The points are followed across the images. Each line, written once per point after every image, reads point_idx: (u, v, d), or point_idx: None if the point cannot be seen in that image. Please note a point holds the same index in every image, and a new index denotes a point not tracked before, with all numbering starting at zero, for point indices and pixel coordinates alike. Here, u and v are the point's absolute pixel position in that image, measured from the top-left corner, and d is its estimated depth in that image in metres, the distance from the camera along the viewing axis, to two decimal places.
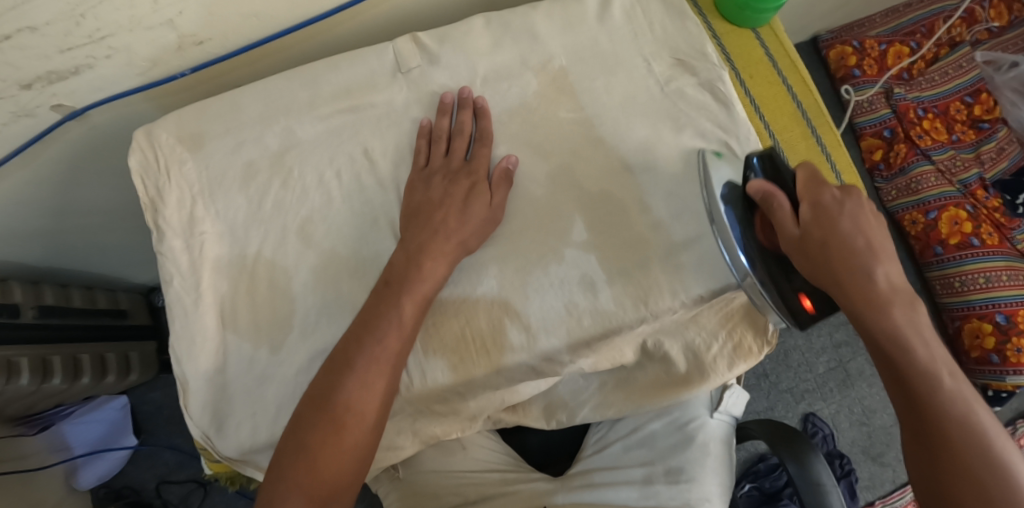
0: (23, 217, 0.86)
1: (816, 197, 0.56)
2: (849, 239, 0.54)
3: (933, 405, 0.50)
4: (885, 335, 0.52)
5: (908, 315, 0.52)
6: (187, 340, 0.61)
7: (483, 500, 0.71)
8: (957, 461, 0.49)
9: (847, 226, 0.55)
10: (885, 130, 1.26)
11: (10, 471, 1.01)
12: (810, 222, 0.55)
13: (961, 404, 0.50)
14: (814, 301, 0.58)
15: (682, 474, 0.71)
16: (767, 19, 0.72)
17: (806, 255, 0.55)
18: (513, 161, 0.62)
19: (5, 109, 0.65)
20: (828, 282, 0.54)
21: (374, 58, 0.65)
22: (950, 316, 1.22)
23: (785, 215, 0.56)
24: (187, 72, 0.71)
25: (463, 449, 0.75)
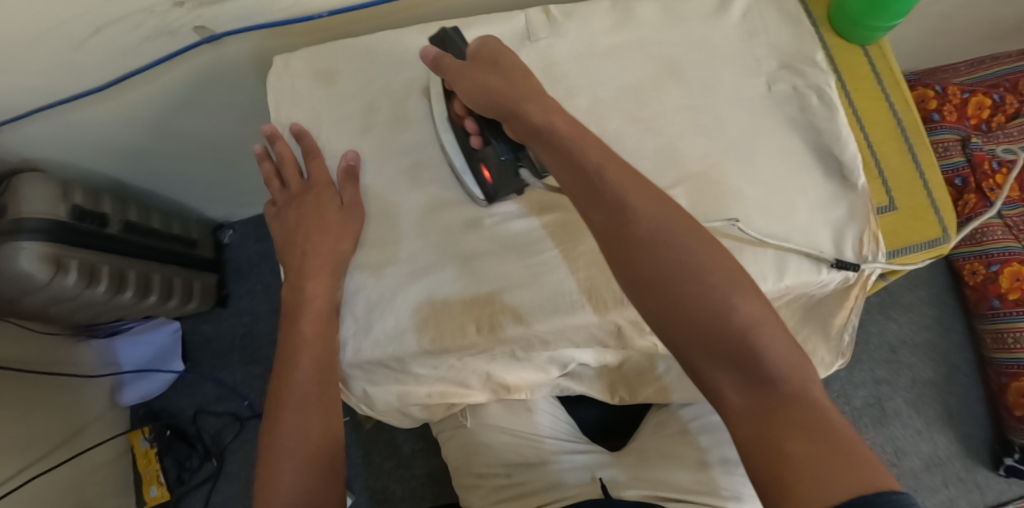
0: (127, 131, 0.91)
1: (481, 46, 0.62)
2: (577, 158, 0.55)
3: (684, 303, 0.48)
4: (652, 268, 0.50)
5: (604, 156, 0.55)
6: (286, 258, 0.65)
7: (542, 463, 0.73)
8: (727, 363, 0.47)
9: (504, 62, 0.61)
10: (958, 178, 1.24)
11: (54, 374, 1.05)
12: (483, 57, 0.61)
13: (725, 298, 0.48)
14: (495, 172, 0.62)
15: (737, 467, 0.71)
16: (879, 36, 0.72)
17: (488, 97, 0.59)
18: (352, 158, 0.65)
19: (153, 23, 0.71)
20: (499, 102, 0.59)
21: (505, 24, 0.69)
22: (998, 371, 1.22)
23: (454, 70, 0.61)
24: (324, 15, 0.76)
25: (529, 411, 0.76)
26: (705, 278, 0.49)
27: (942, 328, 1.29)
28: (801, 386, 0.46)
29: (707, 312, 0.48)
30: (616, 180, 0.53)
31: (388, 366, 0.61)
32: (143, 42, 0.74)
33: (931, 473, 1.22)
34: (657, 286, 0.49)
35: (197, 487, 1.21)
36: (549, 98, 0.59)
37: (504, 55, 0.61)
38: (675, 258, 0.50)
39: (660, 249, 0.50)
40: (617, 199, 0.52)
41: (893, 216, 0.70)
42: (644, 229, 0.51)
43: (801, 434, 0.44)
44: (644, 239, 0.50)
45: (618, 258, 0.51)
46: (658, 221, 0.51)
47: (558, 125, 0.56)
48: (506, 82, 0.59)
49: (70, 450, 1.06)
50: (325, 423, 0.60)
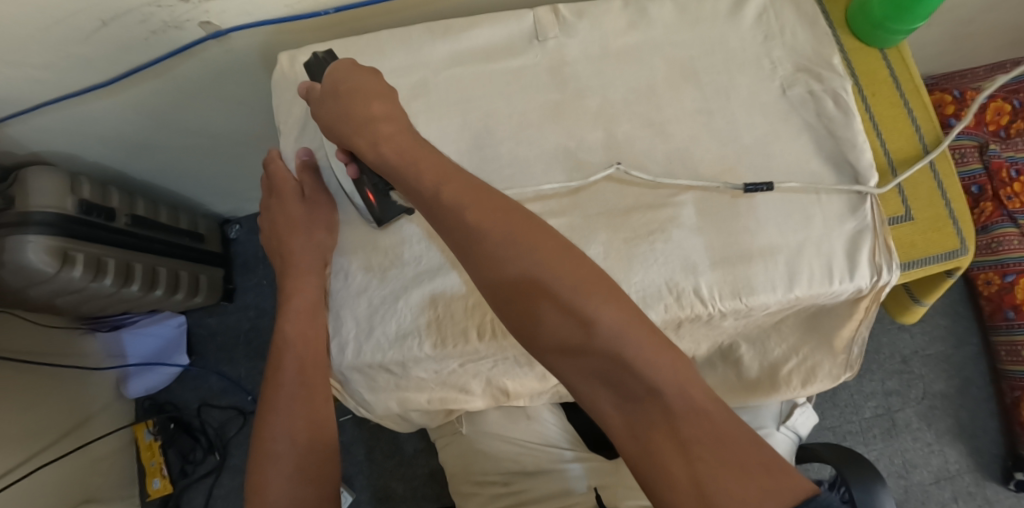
0: (135, 125, 0.91)
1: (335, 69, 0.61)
2: (421, 180, 0.55)
3: (545, 328, 0.49)
4: (514, 295, 0.50)
5: (451, 175, 0.55)
6: (277, 260, 0.69)
7: (540, 471, 0.73)
8: (598, 378, 0.49)
9: (359, 81, 0.59)
10: (974, 186, 1.22)
11: (60, 366, 1.06)
12: (327, 85, 0.60)
13: (585, 315, 0.48)
14: (378, 195, 0.62)
15: None
16: (898, 40, 0.70)
17: (335, 131, 0.59)
18: (307, 152, 0.67)
19: (160, 17, 0.71)
20: (343, 136, 0.58)
21: (514, 23, 0.68)
22: (1011, 385, 1.19)
23: (315, 100, 0.60)
24: (331, 11, 0.75)
25: (527, 419, 0.76)
26: (563, 297, 0.49)
27: (955, 339, 1.27)
28: (675, 388, 0.47)
29: (567, 334, 0.49)
30: (455, 197, 0.53)
31: (390, 371, 0.61)
32: (151, 36, 0.73)
33: (939, 485, 1.20)
34: (522, 313, 0.50)
35: (200, 480, 1.22)
36: (397, 121, 0.58)
37: (354, 76, 0.59)
38: (524, 274, 0.50)
39: (515, 273, 0.50)
40: (461, 220, 0.52)
41: (911, 226, 0.68)
42: (501, 255, 0.51)
43: (672, 440, 0.46)
44: (495, 257, 0.51)
45: (484, 285, 0.52)
46: (503, 234, 0.51)
47: (386, 157, 0.56)
48: (349, 111, 0.58)
49: (75, 441, 1.07)
50: (310, 422, 0.65)
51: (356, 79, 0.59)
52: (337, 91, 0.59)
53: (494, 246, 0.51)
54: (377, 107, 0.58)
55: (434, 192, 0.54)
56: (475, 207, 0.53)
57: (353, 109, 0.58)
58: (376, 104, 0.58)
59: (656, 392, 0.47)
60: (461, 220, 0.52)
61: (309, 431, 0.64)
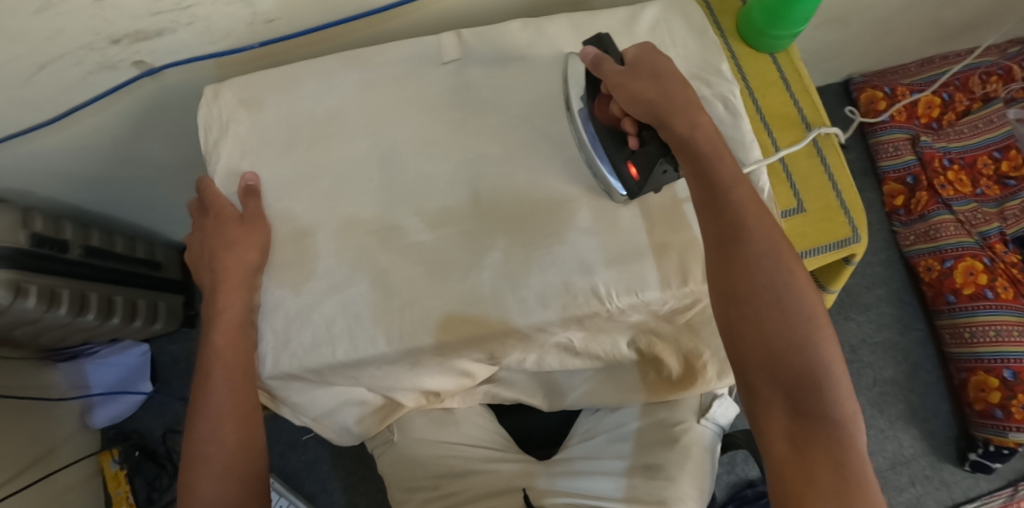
0: (86, 159, 0.95)
1: (641, 50, 0.63)
2: (710, 170, 0.58)
3: (774, 328, 0.54)
4: (756, 291, 0.55)
5: (735, 177, 0.58)
6: (202, 275, 0.69)
7: (466, 472, 0.76)
8: (791, 390, 0.53)
9: (664, 66, 0.62)
10: (909, 177, 1.27)
11: (21, 397, 1.08)
12: (637, 66, 0.62)
13: (813, 337, 0.54)
14: (641, 169, 0.62)
15: (661, 472, 0.72)
16: (784, 45, 0.75)
17: (642, 107, 0.60)
18: (252, 177, 0.69)
19: (93, 59, 0.74)
20: (659, 109, 0.60)
21: (419, 47, 0.72)
22: (958, 367, 1.22)
23: (614, 70, 0.62)
24: (256, 45, 0.79)
25: (455, 423, 0.81)
26: (806, 315, 0.54)
27: (902, 326, 1.29)
28: (849, 431, 0.52)
29: (790, 340, 0.54)
30: (739, 202, 0.57)
31: (307, 378, 0.64)
32: (86, 77, 0.77)
33: (896, 470, 1.22)
34: (756, 307, 0.55)
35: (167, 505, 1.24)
36: (698, 107, 0.61)
37: (663, 64, 0.62)
38: (774, 284, 0.55)
39: (767, 277, 0.55)
40: (736, 220, 0.57)
41: (803, 218, 0.71)
42: (757, 257, 0.56)
43: (832, 467, 0.51)
44: (754, 260, 0.56)
45: (726, 272, 0.56)
46: (775, 248, 0.56)
47: (698, 142, 0.59)
48: (668, 95, 0.60)
49: (38, 472, 1.08)
50: (241, 429, 0.64)
51: (663, 65, 0.62)
52: (656, 69, 0.62)
53: (753, 250, 0.56)
54: (690, 96, 0.61)
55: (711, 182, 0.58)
56: (748, 210, 0.57)
57: (662, 90, 0.61)
58: (686, 92, 0.61)
59: (832, 423, 0.52)
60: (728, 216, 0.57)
61: (238, 433, 0.63)
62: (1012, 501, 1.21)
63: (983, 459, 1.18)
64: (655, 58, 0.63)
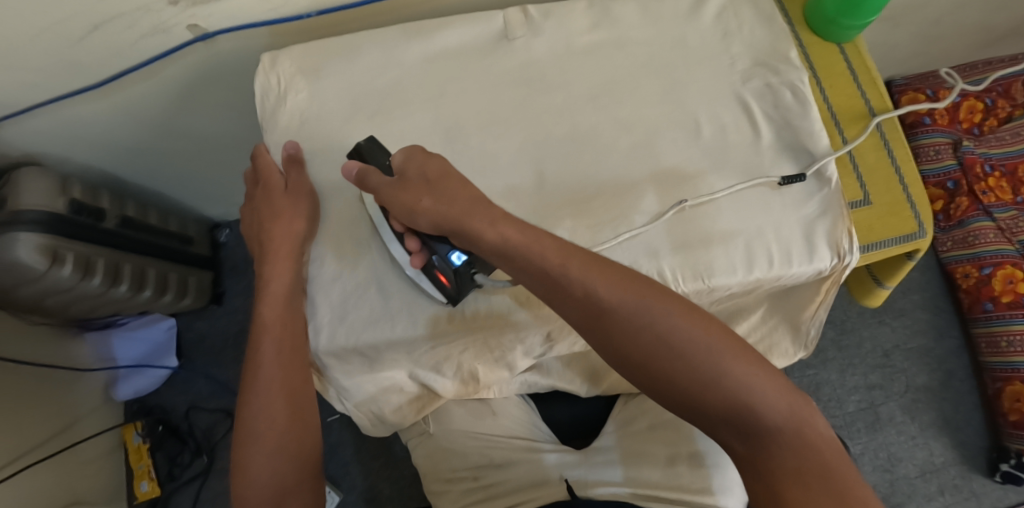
0: (127, 128, 0.93)
1: (405, 156, 0.60)
2: (539, 262, 0.55)
3: (676, 385, 0.53)
4: (646, 356, 0.54)
5: (562, 249, 0.56)
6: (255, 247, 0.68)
7: (509, 463, 0.76)
8: (728, 425, 0.53)
9: (436, 166, 0.59)
10: (949, 182, 1.24)
11: (46, 366, 1.07)
12: (407, 175, 0.59)
13: (715, 374, 0.52)
14: (451, 277, 0.61)
15: (706, 459, 0.71)
16: (853, 35, 0.76)
17: (431, 218, 0.58)
18: (294, 146, 0.67)
19: (148, 21, 0.73)
20: (442, 223, 0.58)
21: (484, 22, 0.70)
22: (992, 376, 1.20)
23: (383, 189, 0.59)
24: (312, 15, 0.78)
25: (493, 414, 0.79)
26: (698, 356, 0.53)
27: (935, 332, 1.28)
28: (796, 427, 0.52)
29: (697, 386, 0.53)
30: (581, 276, 0.55)
31: (363, 354, 0.62)
32: (139, 40, 0.76)
33: (925, 478, 1.21)
34: (653, 370, 0.54)
35: (188, 483, 1.23)
36: (495, 206, 0.58)
37: (429, 164, 0.59)
38: (662, 341, 0.53)
39: (643, 340, 0.54)
40: (590, 291, 0.54)
41: (869, 211, 0.72)
42: (627, 323, 0.54)
43: (794, 476, 0.51)
44: (631, 330, 0.54)
45: (610, 347, 0.55)
46: (636, 303, 0.54)
47: (508, 235, 0.56)
48: (449, 201, 0.57)
49: (61, 443, 1.08)
50: (292, 406, 0.63)
51: (430, 170, 0.59)
52: (424, 172, 0.59)
53: (620, 317, 0.54)
54: (463, 193, 0.58)
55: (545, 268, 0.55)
56: (595, 275, 0.55)
57: (455, 198, 0.58)
58: (465, 189, 0.58)
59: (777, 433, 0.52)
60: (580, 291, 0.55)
61: (289, 412, 0.62)
62: None
63: (1016, 470, 1.16)
64: (425, 160, 0.60)
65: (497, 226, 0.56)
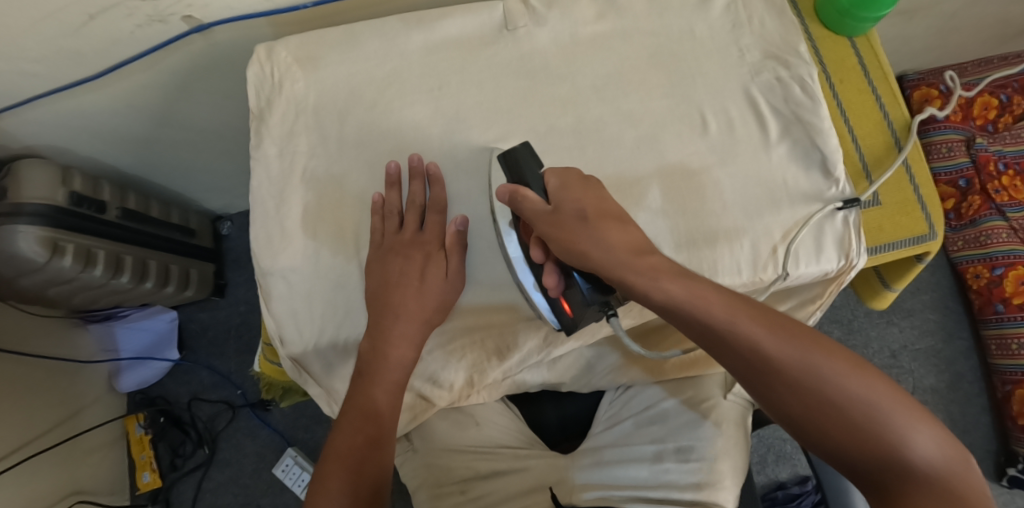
0: (127, 119, 0.93)
1: (561, 180, 0.59)
2: (701, 313, 0.53)
3: (824, 433, 0.51)
4: (793, 403, 0.51)
5: (711, 293, 0.53)
6: (253, 231, 0.66)
7: (495, 474, 0.73)
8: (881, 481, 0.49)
9: (592, 200, 0.58)
10: (961, 180, 1.21)
11: (51, 358, 1.07)
12: (561, 204, 0.58)
13: (870, 425, 0.49)
14: (574, 307, 0.61)
15: (692, 454, 0.71)
16: (865, 29, 0.74)
17: (575, 254, 0.57)
18: (417, 160, 0.64)
19: (144, 11, 0.72)
20: (598, 268, 0.56)
21: (485, 12, 0.69)
22: (1002, 379, 1.19)
23: (535, 213, 0.58)
24: (309, 5, 0.76)
25: (476, 425, 0.78)
26: (852, 404, 0.50)
27: (945, 334, 1.26)
28: (957, 489, 0.47)
29: (847, 436, 0.50)
30: (735, 320, 0.52)
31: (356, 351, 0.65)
32: (135, 30, 0.75)
33: None
34: (800, 416, 0.51)
35: (190, 473, 1.24)
36: (656, 255, 0.56)
37: (586, 196, 0.58)
38: (815, 388, 0.50)
39: (793, 385, 0.51)
40: (743, 335, 0.52)
41: (879, 210, 0.71)
42: (778, 366, 0.51)
43: None
44: (804, 395, 0.51)
45: (759, 391, 0.53)
46: (789, 348, 0.51)
47: (665, 286, 0.53)
48: (604, 247, 0.55)
49: (66, 432, 1.08)
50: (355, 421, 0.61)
51: (587, 200, 0.58)
52: (583, 207, 0.57)
53: (771, 362, 0.51)
54: (617, 234, 0.56)
55: (690, 312, 0.53)
56: (748, 319, 0.52)
57: (610, 238, 0.56)
58: (624, 227, 0.57)
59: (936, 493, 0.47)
60: (727, 334, 0.52)
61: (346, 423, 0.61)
62: None
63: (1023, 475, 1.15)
64: (582, 190, 0.59)
65: (649, 268, 0.54)
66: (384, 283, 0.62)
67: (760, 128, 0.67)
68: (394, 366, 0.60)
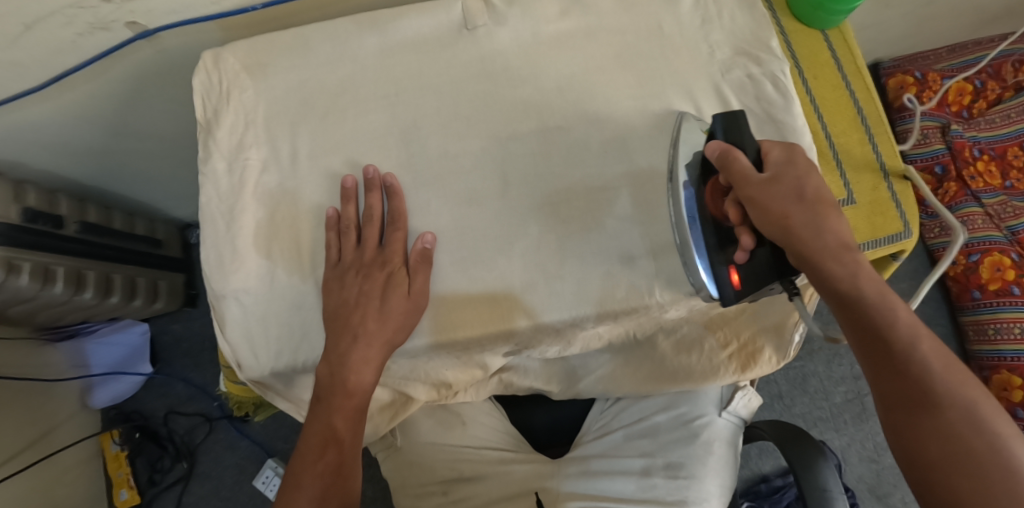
0: (78, 129, 0.89)
1: (785, 155, 0.57)
2: (884, 316, 0.54)
3: (957, 468, 0.51)
4: (933, 430, 0.52)
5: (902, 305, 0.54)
6: (204, 253, 0.64)
7: (477, 476, 0.74)
8: None
9: (813, 181, 0.56)
10: (937, 166, 1.22)
11: (22, 378, 1.04)
12: (782, 176, 0.55)
13: (1006, 477, 0.49)
14: (743, 278, 0.57)
15: (681, 471, 0.71)
16: (837, 22, 0.72)
17: (776, 224, 0.54)
18: (372, 172, 0.63)
19: (85, 19, 0.68)
20: (797, 245, 0.54)
21: (443, 13, 0.66)
22: (980, 365, 1.19)
23: (746, 174, 0.55)
24: (260, 7, 0.73)
25: (463, 425, 0.78)
26: (992, 451, 0.50)
27: (923, 321, 1.26)
28: None
29: (978, 479, 0.50)
30: (913, 336, 0.53)
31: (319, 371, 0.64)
32: (77, 38, 0.71)
33: None
34: (937, 444, 0.52)
35: (169, 488, 1.22)
36: (858, 251, 0.55)
37: (806, 175, 0.56)
38: (962, 423, 0.51)
39: (943, 411, 0.52)
40: (913, 351, 0.53)
41: (853, 211, 0.70)
42: (933, 390, 0.52)
43: None
44: (938, 414, 0.52)
45: (901, 409, 0.54)
46: (948, 380, 0.52)
47: (861, 281, 0.54)
48: (820, 230, 0.54)
49: (39, 453, 1.05)
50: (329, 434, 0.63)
51: (808, 179, 0.56)
52: (805, 185, 0.55)
53: (930, 383, 0.52)
54: (835, 223, 0.54)
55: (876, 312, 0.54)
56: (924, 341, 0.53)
57: (823, 225, 0.54)
58: (835, 217, 0.55)
59: None
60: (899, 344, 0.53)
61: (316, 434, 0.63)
62: None
63: None
64: (798, 167, 0.56)
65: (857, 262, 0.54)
66: (343, 303, 0.61)
67: None
68: (356, 393, 0.61)
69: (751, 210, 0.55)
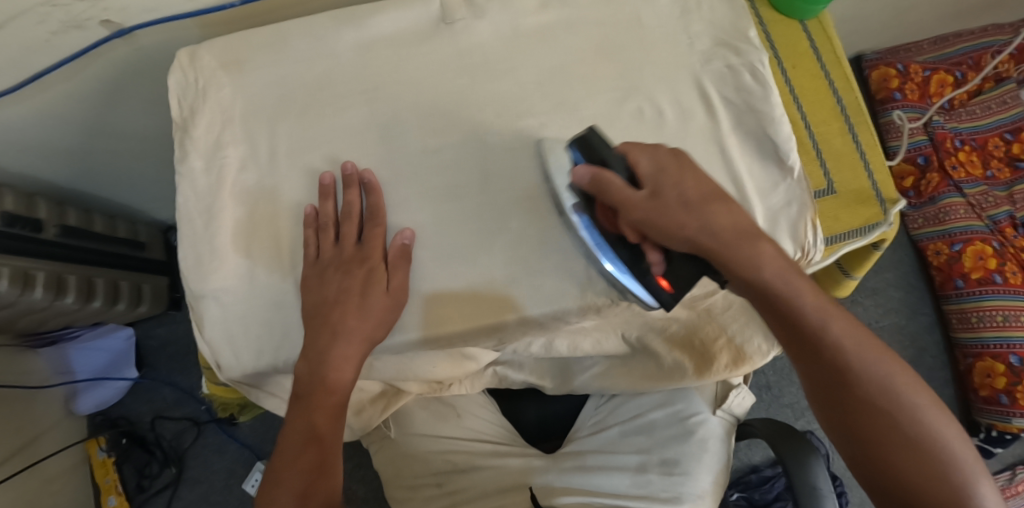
0: (54, 130, 0.87)
1: (654, 160, 0.57)
2: (799, 308, 0.57)
3: (877, 442, 0.55)
4: (855, 407, 0.56)
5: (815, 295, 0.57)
6: (182, 253, 0.63)
7: (470, 469, 0.74)
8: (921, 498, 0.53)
9: (694, 180, 0.56)
10: (919, 157, 1.23)
11: (6, 385, 1.03)
12: (654, 186, 0.56)
13: (921, 444, 0.53)
14: (671, 281, 0.58)
15: (677, 467, 0.70)
16: (815, 11, 0.73)
17: (675, 236, 0.55)
18: (351, 168, 0.63)
19: (57, 18, 0.67)
20: (701, 249, 0.56)
21: (421, 7, 0.66)
22: (964, 353, 1.20)
23: (627, 196, 0.55)
24: (237, 4, 0.72)
25: (457, 417, 0.78)
26: (907, 421, 0.54)
27: (908, 310, 1.27)
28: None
29: (898, 450, 0.54)
30: (826, 323, 0.57)
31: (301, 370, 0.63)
32: (51, 38, 0.70)
33: None
34: (857, 423, 0.56)
35: (158, 493, 1.20)
36: (761, 240, 0.57)
37: (686, 177, 0.56)
38: (879, 399, 0.55)
39: (859, 391, 0.56)
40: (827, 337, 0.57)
41: (834, 200, 0.70)
42: (850, 371, 0.56)
43: None
44: (861, 394, 0.55)
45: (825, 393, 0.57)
46: (863, 359, 0.56)
47: (768, 275, 0.56)
48: (712, 230, 0.55)
49: (23, 460, 1.04)
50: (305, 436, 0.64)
51: (688, 180, 0.56)
52: (685, 190, 0.55)
53: (844, 364, 0.56)
54: (731, 220, 0.56)
55: (788, 305, 0.57)
56: (838, 325, 0.57)
57: (728, 224, 0.56)
58: (727, 215, 0.56)
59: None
60: (815, 331, 0.57)
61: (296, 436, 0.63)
62: (1013, 486, 1.19)
63: (986, 444, 1.18)
64: (678, 170, 0.57)
65: (762, 257, 0.56)
66: (322, 301, 0.60)
67: (706, 117, 0.65)
68: (337, 390, 0.60)
69: (649, 227, 0.56)
